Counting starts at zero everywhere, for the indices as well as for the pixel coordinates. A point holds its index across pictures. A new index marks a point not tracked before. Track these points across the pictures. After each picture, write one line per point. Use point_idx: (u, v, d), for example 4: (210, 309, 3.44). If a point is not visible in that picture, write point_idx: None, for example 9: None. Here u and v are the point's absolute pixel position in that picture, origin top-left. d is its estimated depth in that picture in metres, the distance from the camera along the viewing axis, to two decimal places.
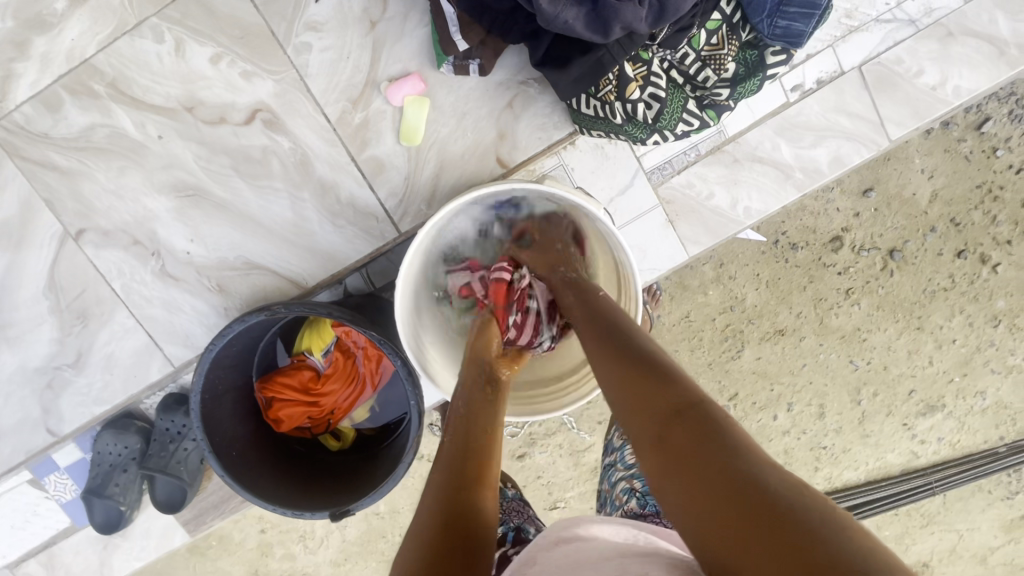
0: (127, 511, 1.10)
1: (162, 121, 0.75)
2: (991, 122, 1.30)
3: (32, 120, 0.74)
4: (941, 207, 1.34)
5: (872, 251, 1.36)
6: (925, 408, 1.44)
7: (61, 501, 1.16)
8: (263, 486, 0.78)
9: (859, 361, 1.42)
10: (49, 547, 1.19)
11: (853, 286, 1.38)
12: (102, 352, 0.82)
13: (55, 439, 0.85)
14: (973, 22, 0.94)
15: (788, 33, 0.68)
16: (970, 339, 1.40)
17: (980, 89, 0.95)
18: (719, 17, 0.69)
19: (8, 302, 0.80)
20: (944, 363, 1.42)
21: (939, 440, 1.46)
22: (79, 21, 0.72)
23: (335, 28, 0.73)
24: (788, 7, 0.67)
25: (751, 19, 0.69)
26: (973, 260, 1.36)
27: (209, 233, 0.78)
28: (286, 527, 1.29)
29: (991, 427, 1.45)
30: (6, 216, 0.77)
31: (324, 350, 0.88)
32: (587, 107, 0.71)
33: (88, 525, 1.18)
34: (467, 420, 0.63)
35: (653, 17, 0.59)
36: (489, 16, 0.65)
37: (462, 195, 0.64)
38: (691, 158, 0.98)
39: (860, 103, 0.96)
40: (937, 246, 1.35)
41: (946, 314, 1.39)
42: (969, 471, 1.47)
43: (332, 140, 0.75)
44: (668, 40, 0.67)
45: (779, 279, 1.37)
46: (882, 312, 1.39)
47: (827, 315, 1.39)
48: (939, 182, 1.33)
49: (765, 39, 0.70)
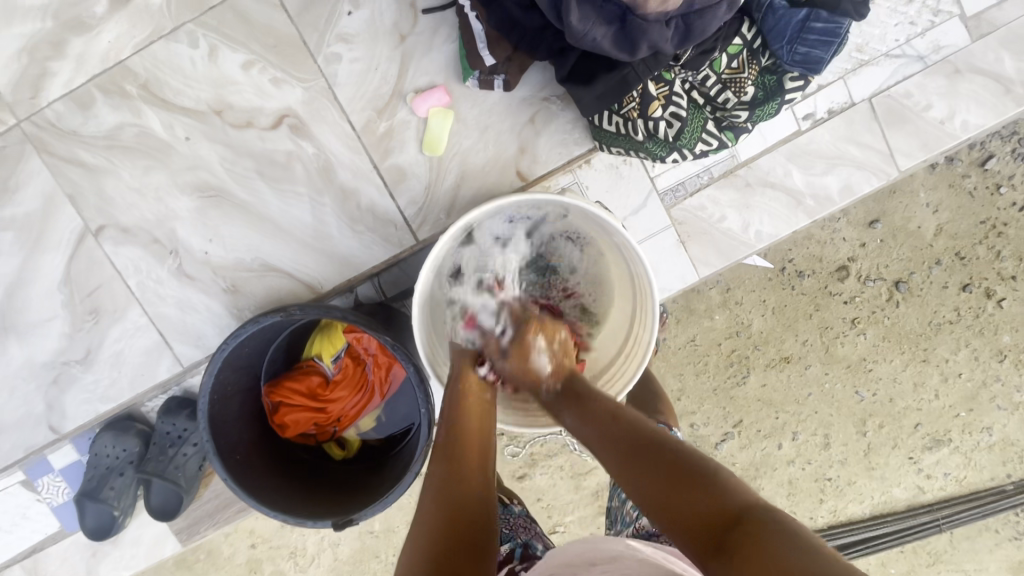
0: (120, 517, 1.08)
1: (191, 123, 0.76)
2: (994, 159, 1.33)
3: (63, 117, 0.76)
4: (946, 240, 1.35)
5: (878, 282, 1.37)
6: (931, 442, 1.43)
7: (53, 505, 1.14)
8: (264, 490, 0.77)
9: (865, 392, 1.41)
10: (36, 552, 1.16)
11: (860, 315, 1.38)
12: (112, 349, 0.82)
13: (56, 437, 0.84)
14: (980, 60, 0.96)
15: (807, 59, 0.69)
16: (976, 373, 1.40)
17: (988, 125, 0.97)
18: (740, 42, 0.71)
19: (22, 296, 0.80)
20: (950, 397, 1.41)
21: (945, 475, 1.45)
22: (117, 24, 0.74)
23: (366, 40, 0.75)
24: (807, 34, 0.68)
25: (771, 45, 0.71)
26: (978, 294, 1.37)
27: (228, 234, 0.78)
28: (278, 543, 1.26)
29: (998, 465, 1.44)
30: (28, 210, 0.78)
31: (333, 355, 0.87)
32: (610, 124, 0.72)
33: (78, 530, 1.15)
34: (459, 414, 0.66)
35: (678, 38, 0.61)
36: (518, 32, 0.67)
37: (484, 203, 0.65)
38: (704, 181, 1.00)
39: (869, 134, 0.98)
40: (942, 279, 1.36)
41: (953, 347, 1.39)
42: (976, 508, 1.45)
43: (356, 148, 0.77)
44: (691, 61, 0.69)
45: (786, 306, 1.37)
46: (888, 343, 1.39)
47: (834, 344, 1.39)
48: (943, 216, 1.35)
49: (783, 65, 0.72)
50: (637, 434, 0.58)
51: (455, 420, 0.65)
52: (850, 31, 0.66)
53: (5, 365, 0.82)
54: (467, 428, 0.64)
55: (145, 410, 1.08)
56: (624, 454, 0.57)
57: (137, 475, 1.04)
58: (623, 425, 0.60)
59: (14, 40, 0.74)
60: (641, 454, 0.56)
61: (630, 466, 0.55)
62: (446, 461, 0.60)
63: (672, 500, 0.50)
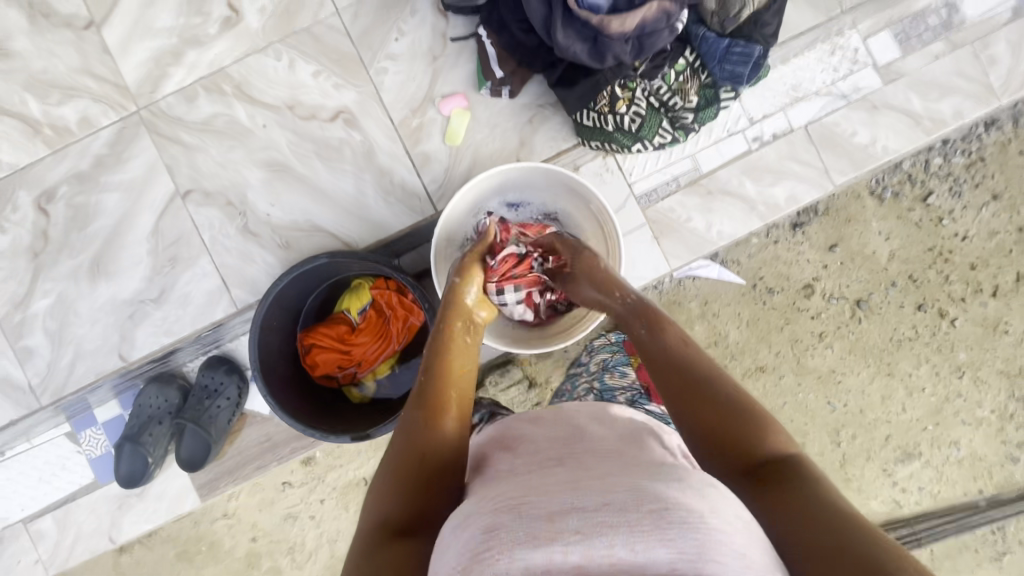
0: (151, 465, 1.20)
1: (269, 115, 0.99)
2: (934, 195, 1.50)
3: (172, 107, 0.99)
4: (899, 264, 1.51)
5: (840, 300, 1.52)
6: (903, 455, 1.53)
7: (90, 456, 1.26)
8: (296, 410, 0.95)
9: (836, 403, 1.53)
10: (67, 503, 1.27)
11: (826, 329, 1.52)
12: (182, 290, 1.01)
13: (125, 364, 1.02)
14: (893, 99, 1.19)
15: (733, 75, 0.92)
16: (938, 388, 1.53)
17: (904, 151, 1.19)
18: (684, 62, 0.94)
19: (118, 244, 1.00)
20: (916, 411, 1.53)
21: (920, 490, 1.54)
22: (223, 41, 0.99)
23: (407, 59, 0.99)
24: (731, 55, 0.91)
25: (707, 65, 0.93)
26: (933, 313, 1.51)
27: (287, 200, 0.99)
28: (278, 538, 1.31)
29: (970, 480, 1.53)
30: (133, 176, 1.00)
31: (360, 309, 1.04)
32: (588, 118, 0.93)
33: (109, 483, 1.27)
34: (439, 357, 0.70)
35: (635, 51, 0.85)
36: (520, 50, 0.92)
37: (481, 176, 0.91)
38: (673, 188, 1.20)
39: (808, 154, 1.20)
40: (898, 299, 1.52)
41: (914, 362, 1.52)
42: (951, 523, 1.54)
43: (394, 138, 0.99)
44: (646, 72, 0.92)
45: (759, 319, 1.51)
46: (853, 356, 1.53)
47: (804, 355, 1.52)
48: (894, 243, 1.51)
49: (718, 80, 0.94)
50: (709, 377, 0.63)
51: (445, 362, 0.69)
52: (763, 53, 0.89)
53: (92, 301, 1.01)
54: (449, 372, 0.68)
55: (186, 369, 1.24)
56: (689, 390, 0.63)
57: (174, 422, 1.19)
58: (691, 364, 0.65)
59: (145, 51, 0.99)
60: (707, 396, 0.61)
61: (690, 404, 0.62)
62: (425, 406, 0.65)
63: (717, 436, 0.59)
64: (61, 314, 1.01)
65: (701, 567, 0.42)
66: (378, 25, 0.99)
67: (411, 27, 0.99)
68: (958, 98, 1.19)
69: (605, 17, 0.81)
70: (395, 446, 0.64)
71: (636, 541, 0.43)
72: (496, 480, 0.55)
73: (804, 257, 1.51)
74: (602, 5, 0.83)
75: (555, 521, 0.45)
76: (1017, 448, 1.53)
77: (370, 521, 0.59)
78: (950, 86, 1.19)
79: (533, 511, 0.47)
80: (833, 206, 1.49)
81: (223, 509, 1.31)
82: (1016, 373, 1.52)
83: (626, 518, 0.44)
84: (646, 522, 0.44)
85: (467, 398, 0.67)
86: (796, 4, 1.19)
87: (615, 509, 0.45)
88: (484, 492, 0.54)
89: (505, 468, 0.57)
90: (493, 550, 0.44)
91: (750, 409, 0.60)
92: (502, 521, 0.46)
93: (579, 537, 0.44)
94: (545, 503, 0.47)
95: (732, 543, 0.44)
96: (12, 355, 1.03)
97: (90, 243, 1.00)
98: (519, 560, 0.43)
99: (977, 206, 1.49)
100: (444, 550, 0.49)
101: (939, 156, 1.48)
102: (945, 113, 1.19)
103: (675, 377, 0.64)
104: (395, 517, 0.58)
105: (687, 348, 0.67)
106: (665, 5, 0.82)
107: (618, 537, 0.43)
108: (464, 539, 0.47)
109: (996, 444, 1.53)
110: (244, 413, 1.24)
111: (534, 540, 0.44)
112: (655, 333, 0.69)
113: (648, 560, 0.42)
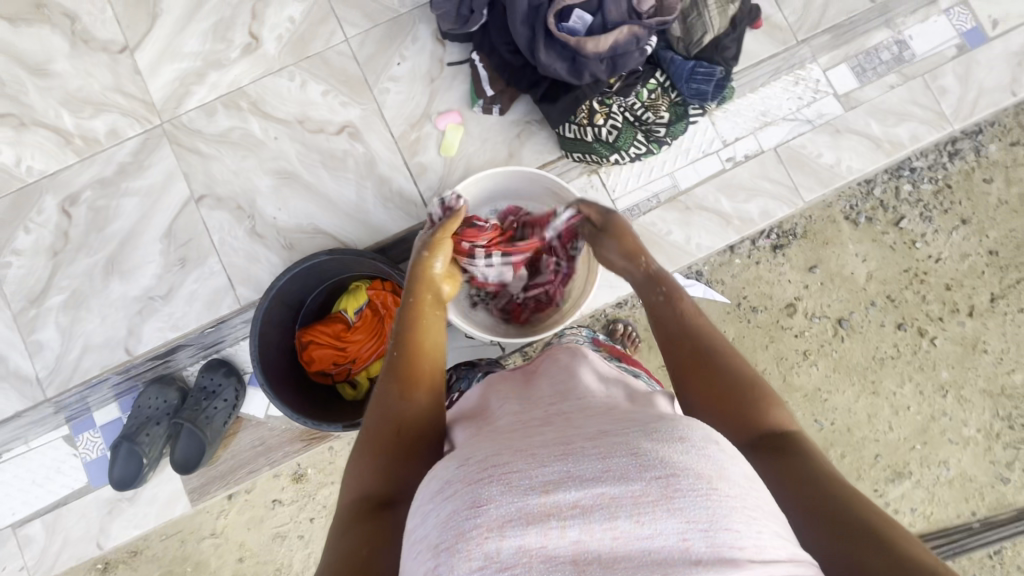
0: (146, 468, 1.15)
1: (280, 129, 1.14)
2: (906, 220, 1.37)
3: (193, 120, 1.14)
4: (877, 285, 1.38)
5: (823, 319, 1.37)
6: (893, 475, 1.38)
7: (86, 460, 1.18)
8: (290, 401, 1.00)
9: (823, 421, 1.38)
10: (60, 507, 1.18)
11: (810, 347, 1.37)
12: (188, 288, 1.14)
13: (130, 357, 1.15)
14: (855, 124, 1.32)
15: (699, 92, 1.05)
16: (924, 407, 1.38)
17: (867, 170, 1.32)
18: (655, 82, 1.07)
19: (132, 243, 1.14)
20: (903, 430, 1.38)
21: (912, 511, 1.38)
22: (243, 64, 1.14)
23: (407, 81, 1.14)
24: (696, 76, 1.05)
25: (676, 85, 1.07)
26: (913, 333, 1.38)
27: (293, 205, 1.13)
28: (264, 558, 1.23)
29: (961, 501, 1.38)
30: (153, 181, 1.14)
31: (356, 308, 1.09)
32: (569, 131, 1.07)
33: (102, 489, 1.19)
34: (411, 334, 0.68)
35: (609, 69, 1.01)
36: (508, 70, 1.07)
37: (469, 179, 0.99)
38: (653, 204, 1.29)
39: (778, 173, 1.30)
40: (879, 318, 1.38)
41: (898, 380, 1.38)
42: (950, 548, 1.37)
43: (393, 149, 1.13)
44: (621, 89, 1.05)
45: (743, 338, 1.36)
46: (839, 374, 1.38)
47: (789, 373, 1.37)
48: (872, 265, 1.38)
49: (687, 99, 1.07)
50: (716, 352, 0.64)
51: (416, 337, 0.67)
52: (723, 73, 1.03)
53: (106, 295, 1.14)
54: (421, 346, 0.66)
55: (187, 372, 1.20)
56: (700, 362, 0.63)
57: (172, 424, 1.15)
58: (704, 336, 0.66)
59: (172, 72, 1.15)
60: (716, 368, 0.62)
61: (697, 373, 0.63)
62: (400, 381, 0.63)
63: (724, 402, 0.60)
64: (73, 308, 1.15)
65: (712, 538, 0.38)
66: (382, 52, 1.15)
67: (412, 53, 1.14)
68: (914, 123, 1.33)
69: (582, 39, 0.98)
70: (370, 423, 0.61)
71: (643, 513, 0.39)
72: (478, 444, 0.50)
73: (785, 276, 1.36)
74: (579, 29, 1.01)
75: (550, 495, 0.41)
76: (1007, 468, 1.39)
77: (349, 498, 0.58)
78: (906, 112, 1.33)
79: (525, 482, 0.42)
80: (810, 228, 1.37)
81: (212, 526, 1.22)
82: (999, 392, 1.39)
83: (627, 489, 0.40)
84: (653, 492, 0.40)
85: (437, 367, 0.66)
86: (757, 37, 1.31)
87: (616, 478, 0.41)
88: (464, 454, 0.48)
89: (489, 433, 0.54)
90: (482, 530, 0.39)
91: (759, 386, 0.60)
92: (490, 496, 0.41)
93: (577, 511, 0.40)
94: (537, 472, 0.42)
95: (742, 508, 0.40)
96: (24, 347, 1.15)
97: (106, 242, 1.14)
98: (513, 540, 0.39)
99: (947, 230, 1.38)
100: (421, 527, 0.43)
101: (909, 183, 1.37)
102: (902, 136, 1.33)
103: (687, 346, 0.65)
104: (375, 491, 0.57)
105: (697, 317, 0.69)
106: (635, 30, 0.99)
107: (620, 510, 0.39)
108: (446, 515, 0.41)
109: (985, 464, 1.39)
110: (240, 416, 1.21)
111: (529, 518, 0.39)
112: (672, 301, 0.71)
113: (655, 531, 0.39)
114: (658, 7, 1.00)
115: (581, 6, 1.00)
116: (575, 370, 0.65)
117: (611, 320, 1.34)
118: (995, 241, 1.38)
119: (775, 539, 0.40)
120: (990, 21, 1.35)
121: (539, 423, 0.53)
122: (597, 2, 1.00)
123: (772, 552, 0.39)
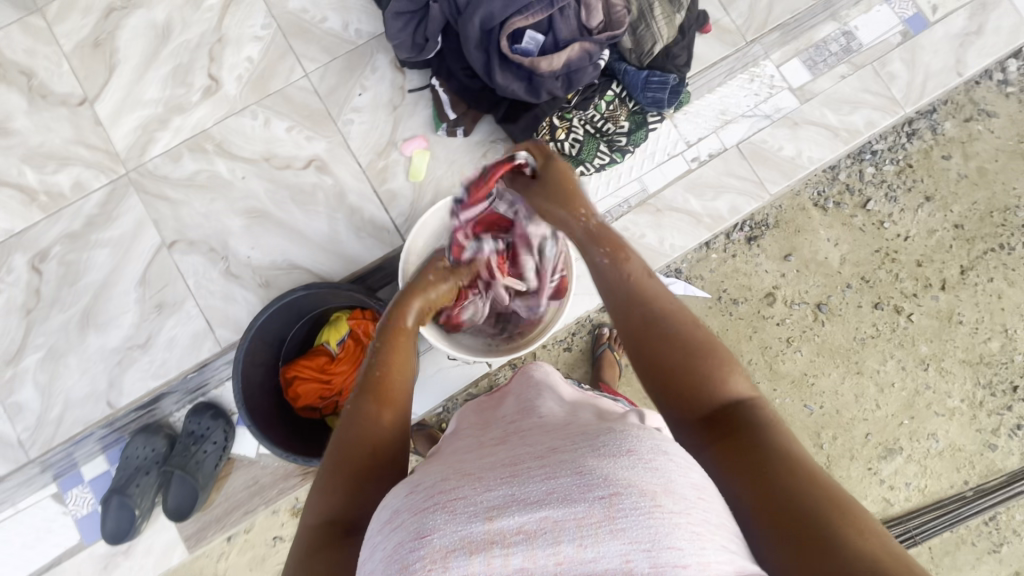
0: (138, 519, 1.13)
1: (248, 168, 1.14)
2: (872, 201, 1.41)
3: (159, 166, 1.14)
4: (851, 268, 1.41)
5: (802, 305, 1.40)
6: (884, 451, 1.40)
7: (76, 516, 1.15)
8: (276, 439, 0.99)
9: (811, 405, 1.39)
10: (51, 570, 1.14)
11: (793, 334, 1.40)
12: (167, 335, 1.13)
13: (113, 411, 1.13)
14: (811, 115, 1.36)
15: (655, 100, 1.09)
16: (907, 382, 1.41)
17: (827, 159, 1.35)
18: (612, 93, 1.10)
19: (108, 293, 1.13)
20: (890, 407, 1.41)
21: (907, 485, 1.40)
22: (205, 107, 1.15)
23: (370, 110, 1.16)
24: (650, 85, 1.08)
25: (634, 95, 1.10)
26: (889, 311, 1.41)
27: (267, 242, 1.13)
28: None
29: (954, 471, 1.41)
30: (124, 230, 1.13)
31: (338, 339, 1.10)
32: (533, 147, 1.10)
33: (91, 548, 1.16)
34: (388, 355, 0.69)
35: (565, 85, 1.04)
36: (468, 93, 1.09)
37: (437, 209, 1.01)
38: (625, 210, 1.31)
39: (742, 169, 1.33)
40: (855, 299, 1.41)
41: (880, 358, 1.41)
42: (944, 518, 1.40)
43: (361, 179, 1.15)
44: (579, 103, 1.08)
45: (726, 331, 1.38)
46: (822, 357, 1.40)
47: (774, 361, 1.39)
48: (844, 248, 1.41)
49: (645, 107, 1.10)
50: (667, 318, 0.63)
51: (398, 353, 0.69)
52: (676, 80, 1.06)
53: (84, 351, 1.13)
54: (397, 365, 0.67)
55: (173, 418, 1.20)
56: (651, 333, 0.63)
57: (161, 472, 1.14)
58: (654, 304, 0.65)
59: (134, 121, 1.15)
60: (667, 338, 0.61)
61: (652, 346, 0.62)
62: (371, 398, 0.63)
63: (681, 376, 0.60)
64: (50, 365, 1.13)
65: (655, 558, 0.38)
66: (343, 83, 1.16)
67: (372, 83, 1.16)
68: (867, 110, 1.37)
69: (535, 60, 1.01)
70: (338, 443, 0.60)
71: (585, 537, 0.39)
72: (431, 468, 0.51)
73: (762, 266, 1.39)
74: (532, 50, 1.03)
75: (494, 521, 0.41)
76: (993, 435, 1.42)
77: (310, 524, 0.56)
78: (859, 100, 1.37)
79: (469, 509, 0.42)
80: (781, 217, 1.40)
81: (212, 570, 1.20)
82: (979, 361, 1.42)
83: (571, 511, 0.40)
84: (596, 513, 0.40)
85: (411, 383, 0.67)
86: (708, 41, 1.34)
87: (558, 501, 0.41)
88: (415, 480, 0.48)
89: (448, 456, 0.54)
90: (426, 561, 0.39)
91: (719, 359, 0.60)
92: (435, 525, 0.41)
93: (522, 537, 0.40)
94: (482, 498, 0.43)
95: (687, 525, 0.40)
96: (3, 411, 1.13)
97: (80, 296, 1.13)
98: (457, 570, 0.39)
99: (912, 208, 1.42)
100: (370, 561, 0.43)
101: (871, 165, 1.41)
102: (858, 124, 1.37)
103: (631, 310, 0.65)
104: (337, 517, 0.55)
105: (646, 282, 0.68)
106: (586, 47, 1.02)
107: (564, 534, 0.40)
108: (392, 547, 0.42)
109: (972, 432, 1.42)
110: (231, 457, 1.19)
111: (472, 546, 0.40)
112: (618, 263, 0.70)
113: (598, 554, 0.39)
114: (607, 22, 1.04)
115: (532, 26, 1.02)
116: (538, 394, 0.66)
117: (596, 326, 1.36)
118: (959, 215, 1.42)
119: (722, 552, 0.41)
120: (930, 7, 1.40)
121: (494, 443, 0.54)
122: (547, 22, 1.03)
123: (717, 569, 0.39)
